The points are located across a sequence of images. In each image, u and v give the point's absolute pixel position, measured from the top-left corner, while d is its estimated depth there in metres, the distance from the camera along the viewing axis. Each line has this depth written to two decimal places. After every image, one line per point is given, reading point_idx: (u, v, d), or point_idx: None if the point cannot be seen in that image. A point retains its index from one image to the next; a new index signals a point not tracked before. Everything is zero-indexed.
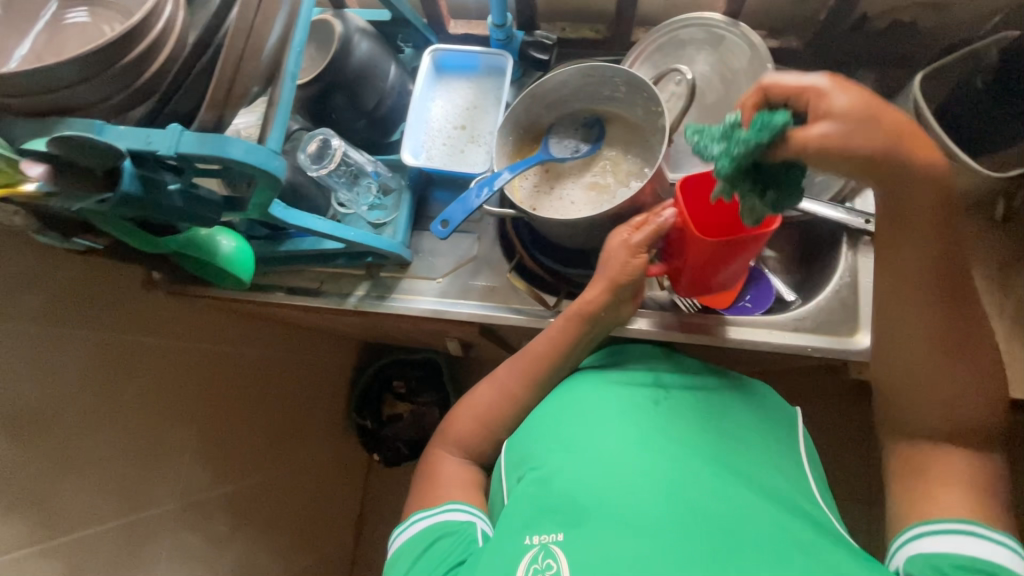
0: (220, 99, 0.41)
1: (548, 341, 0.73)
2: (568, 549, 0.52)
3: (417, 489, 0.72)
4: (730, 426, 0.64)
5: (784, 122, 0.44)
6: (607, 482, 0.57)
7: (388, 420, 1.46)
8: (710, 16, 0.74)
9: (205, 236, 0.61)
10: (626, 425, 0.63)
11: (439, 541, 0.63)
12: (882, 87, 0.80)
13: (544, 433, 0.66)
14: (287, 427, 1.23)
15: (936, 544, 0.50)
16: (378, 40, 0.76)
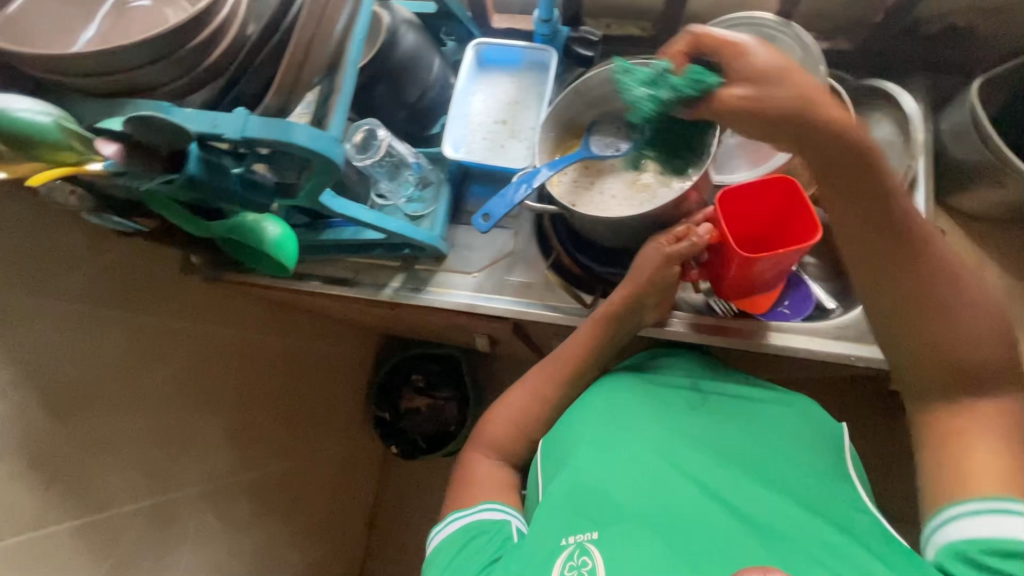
0: (286, 85, 0.41)
1: (579, 343, 0.73)
2: (604, 547, 0.53)
3: (453, 490, 0.71)
4: (764, 436, 0.62)
5: (708, 80, 0.53)
6: (642, 485, 0.57)
7: (405, 413, 1.46)
8: (759, 15, 0.73)
9: (253, 221, 0.61)
10: (659, 427, 0.63)
11: (476, 539, 0.62)
12: (934, 93, 0.78)
13: (578, 428, 0.66)
14: (310, 415, 1.24)
15: (971, 527, 0.48)
16: (423, 32, 0.76)
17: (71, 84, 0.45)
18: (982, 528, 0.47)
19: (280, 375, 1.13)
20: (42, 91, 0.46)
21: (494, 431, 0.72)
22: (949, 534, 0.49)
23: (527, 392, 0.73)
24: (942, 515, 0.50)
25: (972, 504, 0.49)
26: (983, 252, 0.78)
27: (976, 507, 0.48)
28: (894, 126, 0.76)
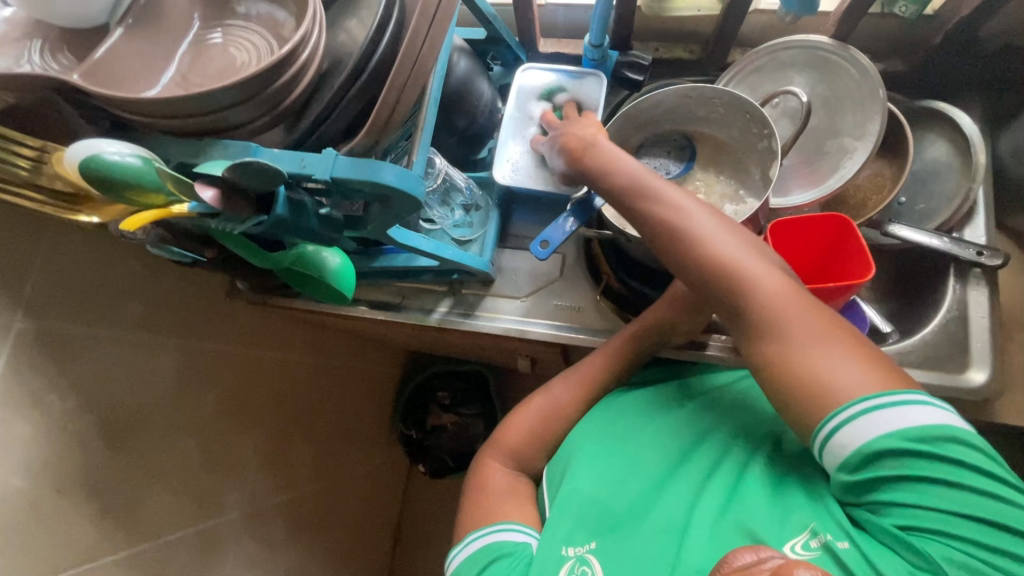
0: (379, 125, 0.41)
1: (618, 357, 0.70)
2: (603, 558, 0.54)
3: (467, 502, 0.64)
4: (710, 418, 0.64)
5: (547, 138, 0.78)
6: (636, 494, 0.58)
7: (432, 430, 1.43)
8: (815, 38, 0.72)
9: (312, 252, 0.61)
10: (651, 430, 0.63)
11: (496, 562, 0.56)
12: (992, 113, 0.77)
13: (578, 431, 0.65)
14: (343, 434, 1.23)
15: (846, 439, 0.47)
16: (473, 59, 0.77)
17: (153, 124, 0.45)
18: (873, 433, 0.45)
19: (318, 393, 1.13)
20: (126, 130, 0.46)
21: (518, 437, 0.66)
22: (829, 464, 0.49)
23: (570, 396, 0.68)
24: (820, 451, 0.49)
25: (854, 409, 0.46)
26: None
27: (838, 426, 0.47)
28: (951, 146, 0.76)
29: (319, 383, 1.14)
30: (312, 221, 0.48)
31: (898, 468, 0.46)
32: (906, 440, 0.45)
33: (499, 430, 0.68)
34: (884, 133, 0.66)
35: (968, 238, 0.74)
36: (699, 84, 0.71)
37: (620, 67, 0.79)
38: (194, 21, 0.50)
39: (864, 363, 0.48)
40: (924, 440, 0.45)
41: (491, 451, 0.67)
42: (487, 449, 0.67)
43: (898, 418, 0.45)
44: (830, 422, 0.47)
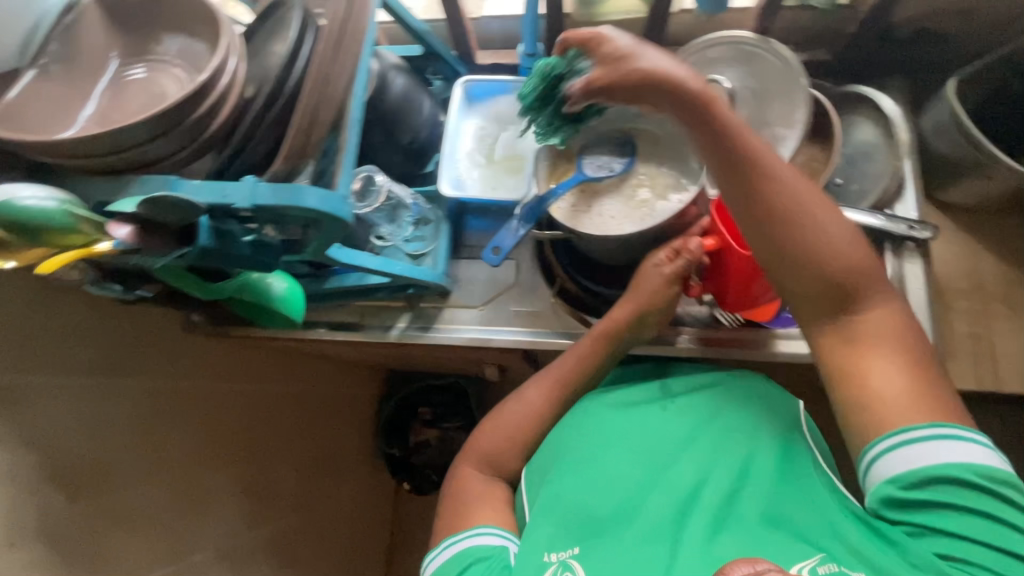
0: (297, 150, 0.41)
1: (581, 352, 0.71)
2: (584, 561, 0.53)
3: (443, 510, 0.64)
4: (723, 428, 0.62)
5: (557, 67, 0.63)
6: (618, 498, 0.58)
7: (415, 447, 1.43)
8: (739, 34, 0.75)
9: (257, 279, 0.61)
10: (633, 435, 0.64)
11: (471, 568, 0.56)
12: (912, 93, 0.80)
13: (557, 438, 0.66)
14: (328, 461, 1.22)
15: (905, 461, 0.48)
16: (410, 75, 0.77)
17: (70, 165, 0.44)
18: (929, 457, 0.47)
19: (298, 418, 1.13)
20: (45, 174, 0.46)
21: (493, 445, 0.67)
22: (876, 476, 0.50)
23: (536, 406, 0.69)
24: (866, 462, 0.50)
25: (926, 431, 0.48)
26: (979, 243, 0.79)
27: (896, 441, 0.48)
28: (878, 129, 0.79)
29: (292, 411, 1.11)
30: (243, 249, 0.49)
31: (940, 495, 0.47)
32: (956, 472, 0.46)
33: (473, 439, 0.70)
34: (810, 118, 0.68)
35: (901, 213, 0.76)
36: None
37: None
38: (111, 59, 0.50)
39: (894, 365, 0.50)
40: (975, 482, 0.46)
41: (466, 459, 0.68)
42: (463, 458, 0.68)
43: (954, 451, 0.47)
44: (889, 441, 0.49)
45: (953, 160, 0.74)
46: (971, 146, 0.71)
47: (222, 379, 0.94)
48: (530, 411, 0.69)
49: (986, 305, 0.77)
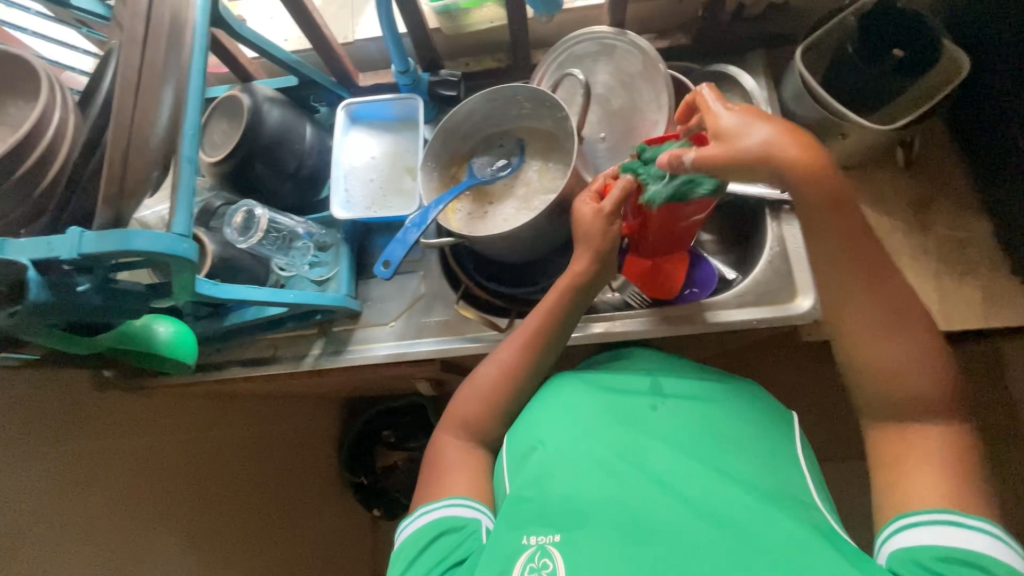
0: (115, 194, 0.41)
1: (541, 312, 0.72)
2: (565, 550, 0.53)
3: (421, 481, 0.68)
4: (720, 430, 0.63)
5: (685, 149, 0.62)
6: (607, 485, 0.58)
7: (383, 472, 1.37)
8: (598, 29, 0.79)
9: (140, 326, 0.60)
10: (626, 429, 0.64)
11: (444, 536, 0.60)
12: (772, 66, 0.84)
13: (546, 422, 0.66)
14: (302, 504, 1.18)
15: (931, 533, 0.48)
16: (289, 106, 0.78)
17: None
18: (965, 543, 0.47)
19: (264, 462, 1.09)
20: None
21: (469, 413, 0.70)
22: (901, 539, 0.49)
23: (499, 373, 0.71)
24: (896, 524, 0.50)
25: (974, 522, 0.47)
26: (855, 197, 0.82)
27: (931, 518, 0.48)
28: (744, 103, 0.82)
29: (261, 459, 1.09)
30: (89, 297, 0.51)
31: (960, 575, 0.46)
32: (981, 562, 0.46)
33: (452, 407, 0.72)
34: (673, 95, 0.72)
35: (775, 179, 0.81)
36: (500, 86, 0.77)
37: (433, 87, 0.83)
38: None
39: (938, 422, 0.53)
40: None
41: (445, 427, 0.71)
42: (441, 428, 0.71)
43: (987, 548, 0.46)
44: (932, 513, 0.49)
45: (813, 124, 0.79)
46: (824, 110, 0.75)
47: (160, 431, 0.94)
48: (491, 380, 0.71)
49: None
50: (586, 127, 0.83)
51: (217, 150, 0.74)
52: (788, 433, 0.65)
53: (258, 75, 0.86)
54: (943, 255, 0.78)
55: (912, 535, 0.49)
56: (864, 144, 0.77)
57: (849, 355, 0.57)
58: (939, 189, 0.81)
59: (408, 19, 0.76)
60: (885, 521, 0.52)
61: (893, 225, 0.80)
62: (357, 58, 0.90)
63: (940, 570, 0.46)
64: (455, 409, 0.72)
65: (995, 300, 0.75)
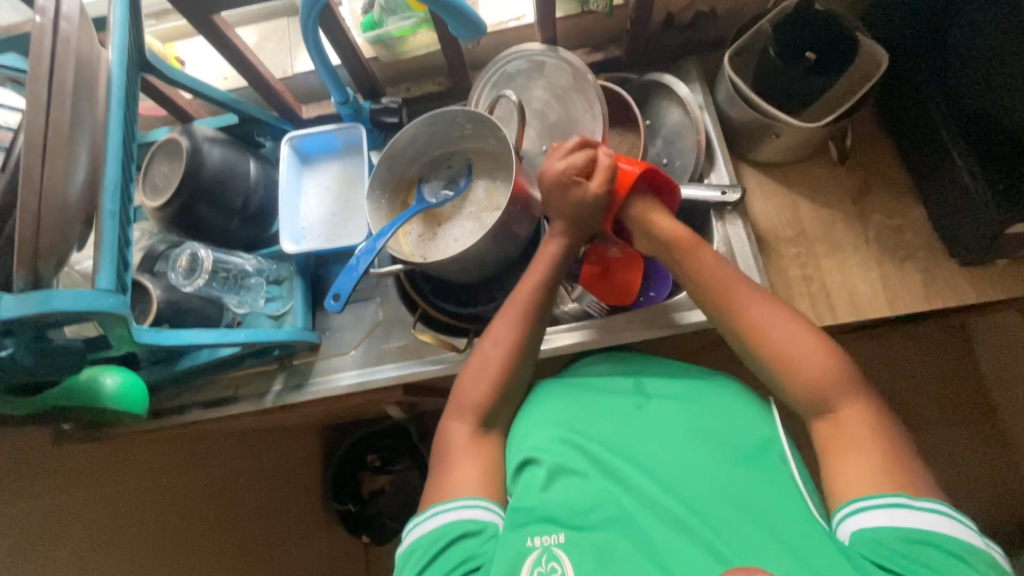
0: (29, 257, 0.41)
1: (530, 285, 0.72)
2: (570, 554, 0.55)
3: (429, 477, 0.66)
4: (707, 428, 0.63)
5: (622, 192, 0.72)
6: (606, 486, 0.60)
7: (370, 497, 1.35)
8: (526, 47, 0.81)
9: (88, 379, 0.59)
10: (620, 425, 0.66)
11: (458, 542, 0.58)
12: (703, 71, 0.87)
13: (540, 423, 0.67)
14: (288, 531, 1.16)
15: (890, 517, 0.50)
16: (231, 144, 0.78)
17: None
18: (917, 523, 0.49)
19: (246, 496, 1.07)
20: None
21: (468, 402, 0.69)
22: (861, 522, 0.51)
23: (500, 351, 0.70)
24: (851, 506, 0.52)
25: (925, 504, 0.50)
26: (794, 192, 0.84)
27: (884, 502, 0.50)
28: (681, 109, 0.84)
29: (244, 493, 1.06)
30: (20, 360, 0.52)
31: (916, 555, 0.48)
32: (934, 539, 0.48)
33: (456, 393, 0.70)
34: (604, 108, 0.74)
35: (716, 181, 0.82)
36: (438, 110, 0.78)
37: (375, 115, 0.84)
38: None
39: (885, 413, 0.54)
40: (952, 557, 0.47)
41: (451, 415, 0.69)
42: (449, 415, 0.69)
43: (934, 523, 0.49)
44: (890, 497, 0.50)
45: (745, 125, 0.81)
46: (754, 111, 0.78)
47: (128, 479, 0.91)
48: (496, 359, 0.70)
49: (813, 248, 0.81)
50: (527, 142, 0.84)
51: (158, 195, 0.72)
52: (767, 417, 0.65)
53: (200, 116, 0.86)
54: (882, 242, 0.80)
55: (866, 516, 0.51)
56: (795, 142, 0.79)
57: (791, 352, 0.59)
58: (875, 178, 0.83)
59: (341, 51, 0.77)
60: (839, 504, 0.54)
61: (834, 217, 0.82)
62: (299, 91, 0.91)
63: (899, 550, 0.48)
64: (458, 394, 0.70)
65: (936, 281, 0.77)
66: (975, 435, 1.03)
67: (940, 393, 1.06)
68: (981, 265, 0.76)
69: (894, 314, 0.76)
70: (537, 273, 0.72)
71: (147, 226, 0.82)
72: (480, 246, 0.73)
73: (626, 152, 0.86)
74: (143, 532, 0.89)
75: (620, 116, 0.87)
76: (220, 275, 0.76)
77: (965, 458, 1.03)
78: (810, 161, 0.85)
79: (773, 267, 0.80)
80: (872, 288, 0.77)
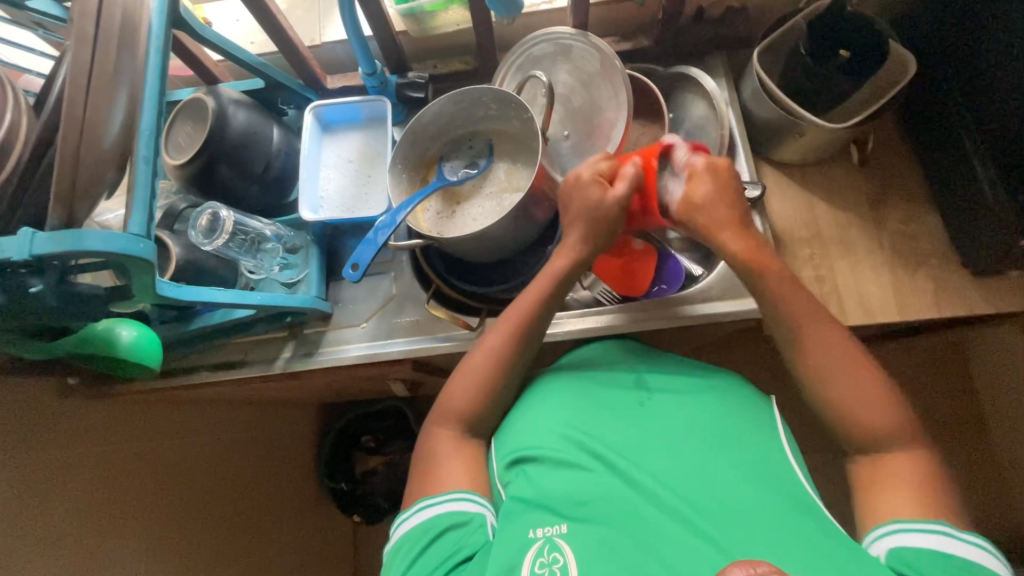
0: (66, 195, 0.41)
1: (518, 305, 0.71)
2: (573, 543, 0.55)
3: (438, 450, 0.67)
4: (712, 422, 0.62)
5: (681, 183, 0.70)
6: (607, 476, 0.59)
7: (363, 477, 1.33)
8: (554, 31, 0.81)
9: (103, 329, 0.58)
10: (619, 416, 0.65)
11: (449, 533, 0.59)
12: (730, 67, 0.88)
13: (542, 412, 0.67)
14: (279, 509, 1.15)
15: (926, 540, 0.50)
16: (255, 108, 0.77)
17: None
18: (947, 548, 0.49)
19: (239, 467, 1.06)
20: None
21: (479, 376, 0.69)
22: (897, 541, 0.51)
23: (509, 329, 0.70)
24: (890, 527, 0.52)
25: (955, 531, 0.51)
26: (813, 193, 0.85)
27: (926, 526, 0.51)
28: (706, 104, 0.85)
29: (237, 463, 1.06)
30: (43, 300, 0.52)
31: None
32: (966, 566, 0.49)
33: (461, 371, 0.70)
34: (631, 94, 0.75)
35: (736, 177, 0.83)
36: (465, 87, 0.78)
37: (400, 89, 0.84)
38: None
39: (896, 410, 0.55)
40: None
41: (460, 390, 0.69)
42: (436, 418, 0.69)
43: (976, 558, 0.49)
44: (923, 522, 0.51)
45: (768, 123, 0.82)
46: (780, 108, 0.78)
47: (124, 440, 0.90)
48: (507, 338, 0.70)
49: (827, 249, 0.81)
50: (550, 126, 0.85)
51: (182, 153, 0.72)
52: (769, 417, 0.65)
53: (225, 78, 0.86)
54: (897, 249, 0.80)
55: (900, 539, 0.51)
56: (818, 143, 0.80)
57: None
58: (893, 183, 0.84)
59: (373, 22, 0.77)
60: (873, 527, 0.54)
61: (850, 220, 0.83)
62: (325, 62, 0.91)
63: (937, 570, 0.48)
64: (439, 405, 0.69)
65: (947, 289, 0.77)
66: (965, 450, 1.05)
67: (936, 405, 1.07)
68: (993, 276, 0.76)
69: (903, 319, 0.77)
70: (534, 291, 0.71)
71: (166, 185, 0.82)
72: (500, 226, 0.74)
73: (647, 143, 0.86)
74: (131, 496, 0.88)
75: (643, 108, 0.88)
76: (238, 237, 0.76)
77: (959, 470, 1.04)
78: (830, 163, 0.86)
79: (787, 266, 0.81)
80: (883, 293, 0.78)
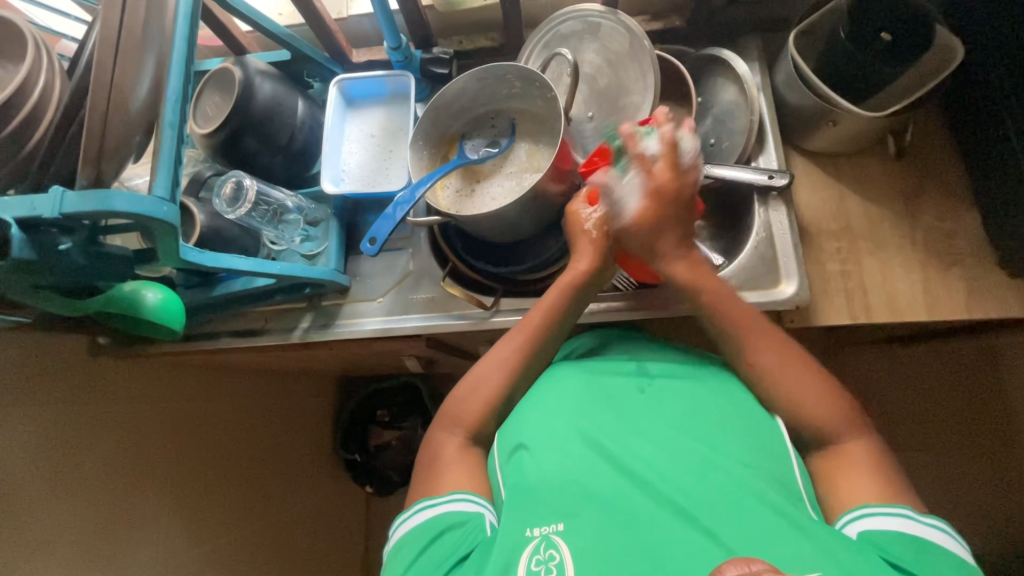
0: (94, 155, 0.42)
1: (534, 335, 0.68)
2: (571, 539, 0.50)
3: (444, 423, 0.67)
4: (713, 409, 0.60)
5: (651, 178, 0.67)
6: (601, 466, 0.56)
7: (376, 451, 1.35)
8: (583, 8, 0.80)
9: (130, 291, 0.59)
10: (623, 410, 0.62)
11: (445, 533, 0.55)
12: (764, 51, 0.85)
13: (543, 407, 0.63)
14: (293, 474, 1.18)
15: (886, 522, 0.50)
16: (281, 80, 0.78)
17: None
18: (910, 528, 0.50)
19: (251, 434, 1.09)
20: None
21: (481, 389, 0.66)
22: (864, 525, 0.51)
23: (519, 342, 0.68)
24: (854, 512, 0.52)
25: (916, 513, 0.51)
26: (843, 184, 0.82)
27: (885, 510, 0.51)
28: (736, 88, 0.82)
29: (245, 424, 1.08)
30: (71, 256, 0.55)
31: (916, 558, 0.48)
32: (929, 544, 0.49)
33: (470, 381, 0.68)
34: (658, 76, 0.73)
35: (763, 165, 0.81)
36: (488, 64, 0.76)
37: (425, 65, 0.84)
38: None
39: None
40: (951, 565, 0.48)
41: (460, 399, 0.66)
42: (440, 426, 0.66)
43: (943, 540, 0.50)
44: (885, 506, 0.51)
45: (800, 110, 0.79)
46: (814, 94, 0.75)
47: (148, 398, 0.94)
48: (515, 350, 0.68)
49: (856, 243, 0.79)
50: (574, 106, 0.84)
51: (208, 122, 0.73)
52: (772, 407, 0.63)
53: (252, 49, 0.87)
54: (930, 244, 0.77)
55: (862, 525, 0.51)
56: (852, 132, 0.77)
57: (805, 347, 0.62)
58: (931, 176, 0.81)
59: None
60: (842, 511, 0.54)
61: (882, 212, 0.80)
62: (352, 35, 0.91)
63: (901, 553, 0.48)
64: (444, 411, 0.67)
65: (980, 289, 0.74)
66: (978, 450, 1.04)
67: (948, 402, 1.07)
68: None
69: (930, 317, 0.75)
70: (540, 318, 0.69)
71: (194, 153, 0.84)
72: (518, 207, 0.73)
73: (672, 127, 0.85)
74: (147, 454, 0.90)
75: (670, 91, 0.86)
76: (262, 208, 0.77)
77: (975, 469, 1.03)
78: (864, 154, 0.83)
79: (811, 259, 0.78)
80: (911, 288, 0.76)
